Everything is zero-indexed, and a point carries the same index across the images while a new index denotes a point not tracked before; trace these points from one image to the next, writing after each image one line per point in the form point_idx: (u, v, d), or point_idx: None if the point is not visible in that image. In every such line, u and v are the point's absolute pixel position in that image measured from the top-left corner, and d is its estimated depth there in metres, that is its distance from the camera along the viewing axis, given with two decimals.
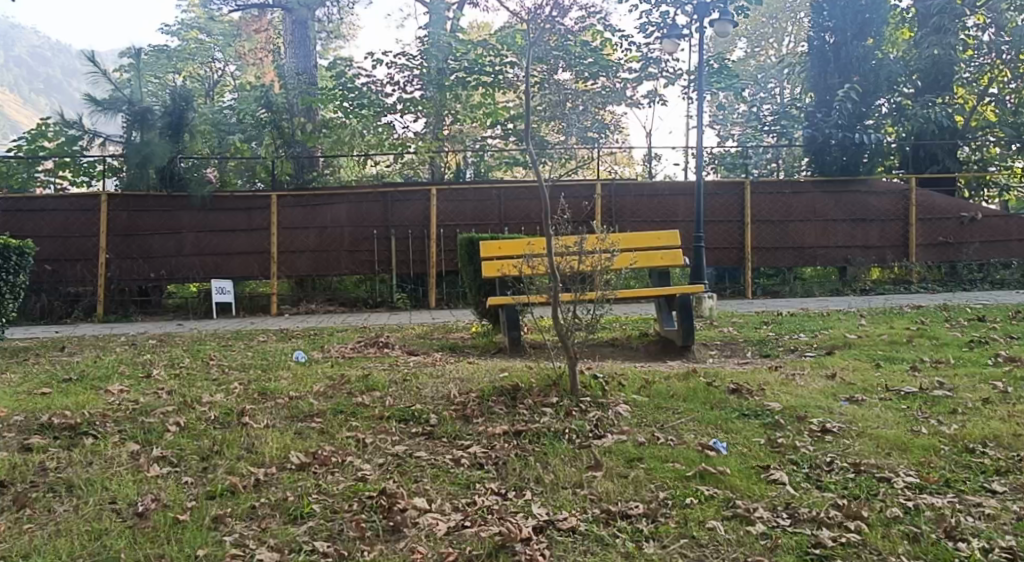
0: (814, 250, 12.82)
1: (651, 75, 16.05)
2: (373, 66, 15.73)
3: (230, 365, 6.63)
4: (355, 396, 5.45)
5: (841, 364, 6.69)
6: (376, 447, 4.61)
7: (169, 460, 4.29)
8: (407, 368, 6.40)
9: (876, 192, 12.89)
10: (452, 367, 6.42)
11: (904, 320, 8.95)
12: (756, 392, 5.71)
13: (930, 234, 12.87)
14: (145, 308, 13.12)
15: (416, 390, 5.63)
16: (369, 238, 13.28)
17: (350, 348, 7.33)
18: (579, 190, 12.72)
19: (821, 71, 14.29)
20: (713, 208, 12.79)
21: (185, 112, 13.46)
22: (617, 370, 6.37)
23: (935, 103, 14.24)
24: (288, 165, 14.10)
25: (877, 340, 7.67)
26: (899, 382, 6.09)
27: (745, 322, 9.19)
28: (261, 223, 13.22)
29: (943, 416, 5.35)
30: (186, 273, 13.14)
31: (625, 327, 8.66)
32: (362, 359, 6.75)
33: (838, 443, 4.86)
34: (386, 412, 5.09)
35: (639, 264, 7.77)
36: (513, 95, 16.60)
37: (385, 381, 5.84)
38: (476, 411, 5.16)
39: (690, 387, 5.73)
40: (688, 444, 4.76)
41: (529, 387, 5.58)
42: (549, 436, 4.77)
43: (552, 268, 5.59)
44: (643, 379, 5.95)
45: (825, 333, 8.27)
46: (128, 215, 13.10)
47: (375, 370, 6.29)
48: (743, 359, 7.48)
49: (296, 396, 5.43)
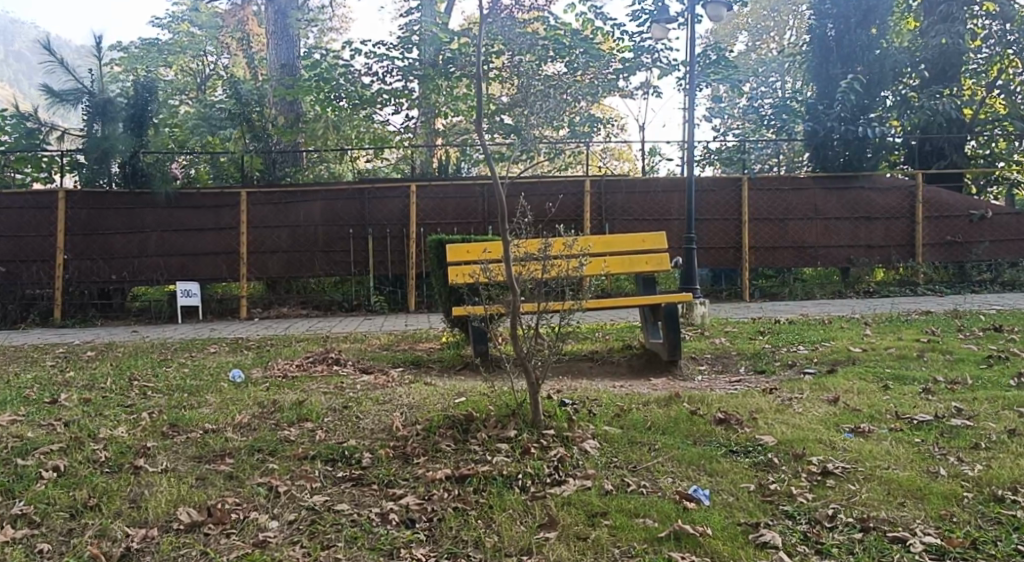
0: (815, 250, 12.06)
1: (644, 64, 15.29)
2: (353, 56, 15.01)
3: (154, 386, 5.87)
4: (283, 429, 4.70)
5: (844, 384, 5.95)
6: (290, 496, 3.85)
7: (31, 519, 3.60)
8: (353, 391, 5.65)
9: (881, 189, 12.12)
10: (404, 390, 5.67)
11: (912, 329, 8.19)
12: (747, 423, 4.96)
13: (937, 233, 12.13)
14: (106, 312, 12.38)
15: (354, 421, 4.88)
16: (345, 237, 12.54)
17: (296, 365, 6.58)
18: (567, 187, 11.92)
19: (823, 61, 13.57)
20: (710, 205, 12.03)
21: (148, 105, 12.67)
22: (590, 393, 5.63)
23: (943, 95, 13.38)
24: (258, 160, 13.29)
25: (884, 355, 6.92)
26: (911, 408, 5.32)
27: (740, 331, 8.42)
28: (229, 222, 12.45)
29: (965, 452, 4.60)
30: (150, 274, 12.39)
31: (607, 338, 7.88)
32: (306, 380, 6.00)
33: (841, 488, 4.13)
34: (311, 450, 4.34)
35: (616, 270, 7.00)
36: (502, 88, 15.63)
37: (323, 409, 5.10)
38: (419, 449, 4.43)
39: (671, 417, 4.98)
40: (665, 493, 4.02)
41: (485, 416, 4.83)
42: (500, 482, 4.03)
43: (511, 278, 4.80)
44: (617, 406, 5.22)
45: (827, 346, 7.53)
46: (88, 213, 12.34)
47: (316, 393, 5.54)
48: (736, 376, 6.76)
49: (213, 428, 4.67)
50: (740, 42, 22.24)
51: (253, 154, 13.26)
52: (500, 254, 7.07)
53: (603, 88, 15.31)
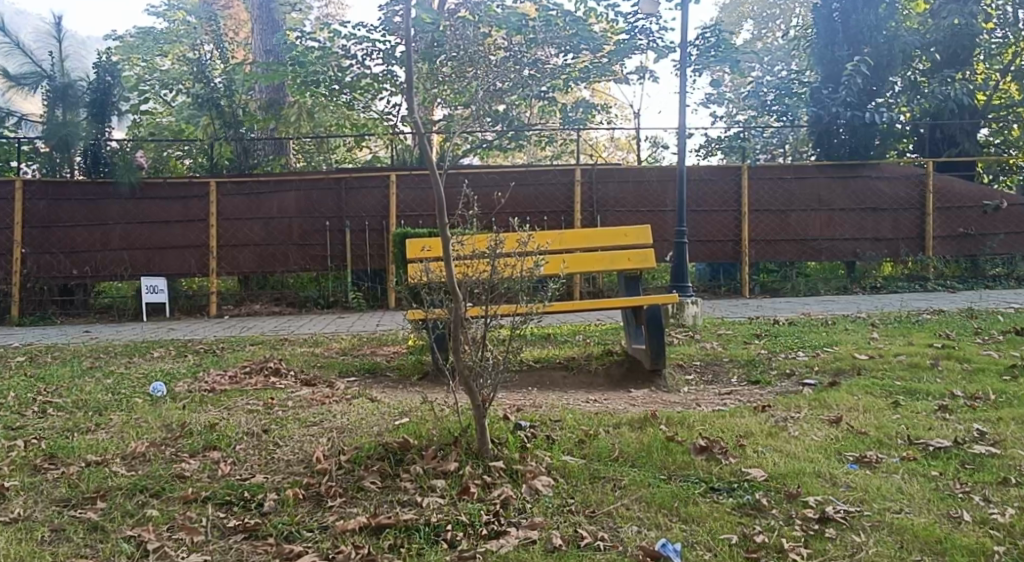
0: (819, 243, 11.28)
1: (639, 47, 14.42)
2: (333, 39, 14.22)
3: (59, 403, 5.13)
4: (181, 460, 3.98)
5: (848, 399, 5.20)
6: (161, 555, 3.19)
7: None
8: (284, 409, 4.92)
9: (887, 177, 11.33)
10: (343, 407, 4.94)
11: (924, 333, 7.42)
12: (735, 451, 4.22)
13: (949, 225, 11.35)
14: (67, 310, 11.62)
15: (269, 450, 4.14)
16: (321, 229, 11.74)
17: (229, 375, 5.84)
18: (554, 176, 11.12)
19: (828, 43, 12.73)
20: (709, 195, 11.21)
21: (111, 88, 12.07)
22: (555, 412, 4.89)
23: (955, 80, 12.61)
24: (228, 148, 12.60)
25: (893, 364, 6.16)
26: (927, 432, 4.57)
27: (734, 335, 7.64)
28: (198, 213, 11.66)
29: (992, 490, 3.86)
30: (114, 269, 11.57)
31: (587, 343, 7.12)
32: (235, 394, 5.27)
33: (843, 541, 3.41)
34: (205, 490, 3.63)
35: (586, 269, 6.26)
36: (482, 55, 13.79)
37: (239, 433, 4.36)
38: (336, 489, 3.70)
39: (644, 444, 4.24)
40: (623, 548, 3.33)
41: (424, 445, 4.09)
42: (423, 534, 3.36)
43: (452, 278, 4.05)
44: (583, 429, 4.48)
45: (829, 352, 6.77)
46: (47, 204, 11.52)
47: (239, 413, 4.81)
48: (726, 388, 6.02)
49: (98, 461, 3.94)
50: (746, 31, 21.31)
51: (223, 141, 12.62)
52: (442, 250, 6.10)
53: (596, 72, 14.47)
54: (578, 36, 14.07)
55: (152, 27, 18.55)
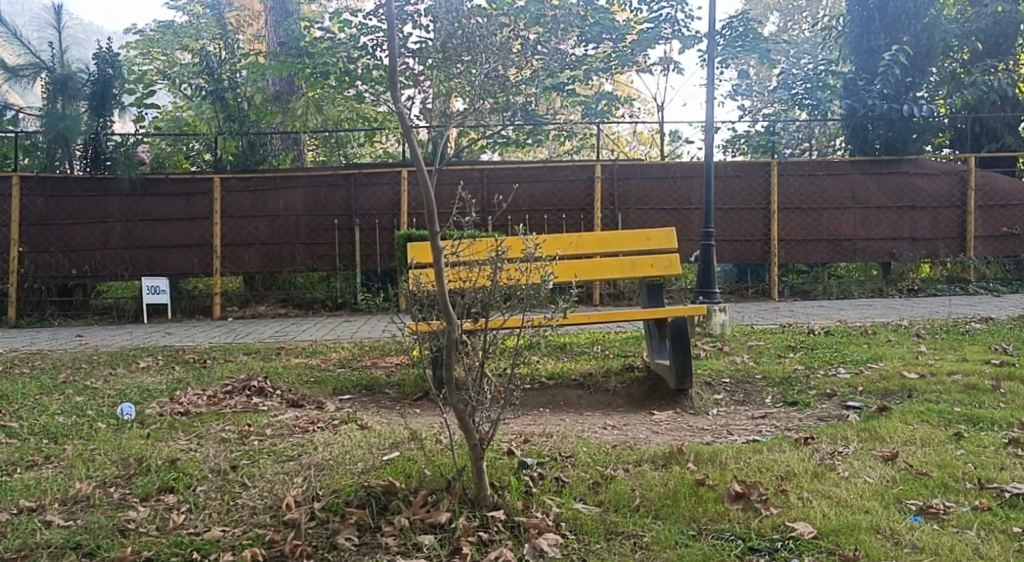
0: (853, 243, 10.58)
1: (663, 35, 13.65)
2: (342, 28, 13.64)
3: (14, 428, 4.59)
4: (128, 507, 3.43)
5: (902, 428, 4.55)
6: None
7: None
8: (260, 438, 4.35)
9: (926, 173, 10.61)
10: (328, 437, 4.35)
11: (977, 346, 6.75)
12: (776, 499, 3.61)
13: (992, 225, 10.68)
14: (66, 310, 11.00)
15: (234, 493, 3.58)
16: (329, 227, 11.16)
17: (209, 394, 5.29)
18: (573, 172, 10.50)
19: (863, 31, 11.96)
20: (737, 193, 10.53)
21: (112, 80, 11.48)
22: (566, 442, 4.30)
23: (998, 70, 11.74)
24: (233, 142, 12.04)
25: (948, 383, 5.51)
26: (999, 472, 3.94)
27: (766, 346, 6.99)
28: (202, 211, 11.11)
29: None
30: (114, 269, 11.00)
31: (605, 356, 6.51)
32: (211, 419, 4.71)
33: None
34: (149, 551, 3.12)
35: (600, 277, 5.66)
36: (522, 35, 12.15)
37: (203, 470, 3.80)
38: (305, 549, 3.18)
39: (669, 489, 3.66)
40: None
41: (412, 487, 3.54)
42: None
43: (443, 295, 3.45)
44: (599, 468, 3.89)
45: (873, 368, 6.13)
46: (44, 201, 10.91)
47: (209, 444, 4.24)
48: (760, 411, 5.41)
49: (32, 511, 3.41)
50: (773, 23, 20.54)
51: (227, 136, 12.07)
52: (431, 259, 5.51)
53: (619, 61, 13.85)
54: (598, 26, 13.49)
55: (164, 19, 18.11)
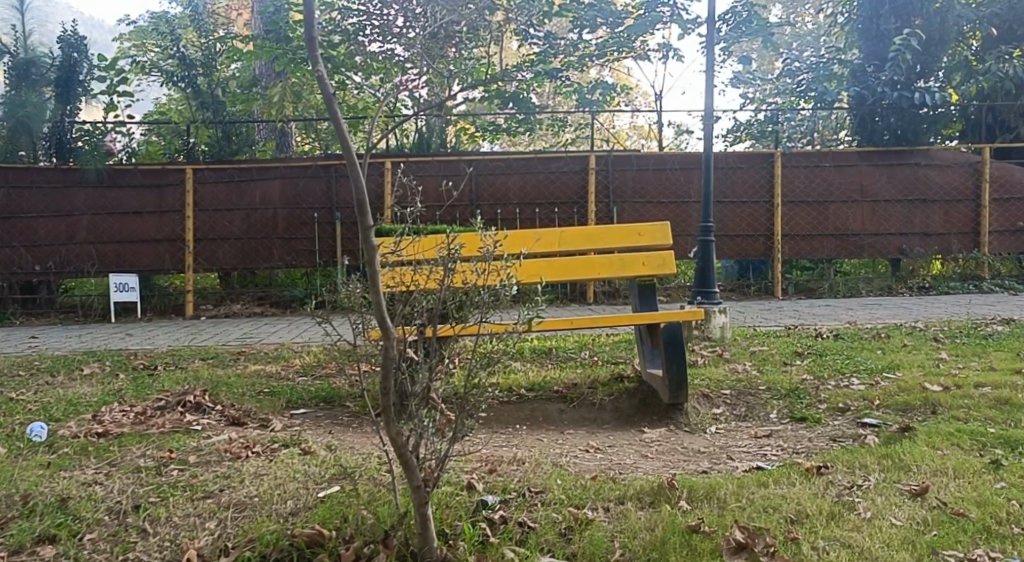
0: (861, 239, 9.93)
1: (662, 18, 12.44)
2: None
3: None
4: None
5: (930, 455, 3.91)
6: None
7: None
8: (182, 468, 3.70)
9: (937, 165, 9.97)
10: (261, 464, 3.72)
11: (1003, 352, 6.10)
12: (785, 550, 3.00)
13: (1008, 218, 10.03)
14: (29, 309, 10.33)
15: (130, 545, 2.99)
16: (306, 222, 10.38)
17: (139, 411, 4.65)
18: (566, 162, 9.81)
19: (872, 13, 11.32)
20: (739, 185, 9.85)
21: (78, 65, 10.77)
22: (537, 472, 3.66)
23: (1012, 56, 11.12)
24: (207, 132, 11.37)
25: (976, 398, 4.86)
26: None
27: (770, 352, 6.33)
28: (173, 203, 10.31)
29: None
30: (79, 266, 10.23)
31: (592, 363, 5.87)
32: (130, 442, 4.06)
33: None
34: None
35: (580, 277, 5.06)
36: (502, 18, 12.18)
37: (100, 513, 3.17)
38: None
39: (655, 538, 3.04)
40: None
41: (346, 537, 2.95)
42: None
43: (382, 305, 2.82)
44: (571, 507, 3.26)
45: (890, 379, 5.48)
46: (5, 192, 10.19)
47: (119, 475, 3.60)
48: (765, 428, 4.77)
49: None
50: (776, 13, 19.77)
51: (200, 125, 11.40)
52: None
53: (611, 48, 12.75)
54: (592, 9, 12.57)
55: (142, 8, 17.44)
